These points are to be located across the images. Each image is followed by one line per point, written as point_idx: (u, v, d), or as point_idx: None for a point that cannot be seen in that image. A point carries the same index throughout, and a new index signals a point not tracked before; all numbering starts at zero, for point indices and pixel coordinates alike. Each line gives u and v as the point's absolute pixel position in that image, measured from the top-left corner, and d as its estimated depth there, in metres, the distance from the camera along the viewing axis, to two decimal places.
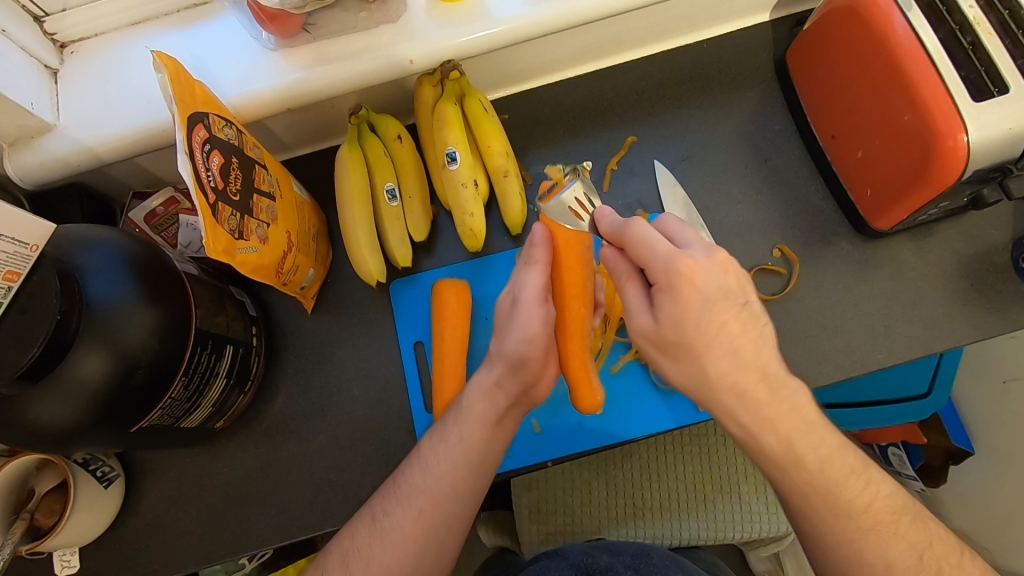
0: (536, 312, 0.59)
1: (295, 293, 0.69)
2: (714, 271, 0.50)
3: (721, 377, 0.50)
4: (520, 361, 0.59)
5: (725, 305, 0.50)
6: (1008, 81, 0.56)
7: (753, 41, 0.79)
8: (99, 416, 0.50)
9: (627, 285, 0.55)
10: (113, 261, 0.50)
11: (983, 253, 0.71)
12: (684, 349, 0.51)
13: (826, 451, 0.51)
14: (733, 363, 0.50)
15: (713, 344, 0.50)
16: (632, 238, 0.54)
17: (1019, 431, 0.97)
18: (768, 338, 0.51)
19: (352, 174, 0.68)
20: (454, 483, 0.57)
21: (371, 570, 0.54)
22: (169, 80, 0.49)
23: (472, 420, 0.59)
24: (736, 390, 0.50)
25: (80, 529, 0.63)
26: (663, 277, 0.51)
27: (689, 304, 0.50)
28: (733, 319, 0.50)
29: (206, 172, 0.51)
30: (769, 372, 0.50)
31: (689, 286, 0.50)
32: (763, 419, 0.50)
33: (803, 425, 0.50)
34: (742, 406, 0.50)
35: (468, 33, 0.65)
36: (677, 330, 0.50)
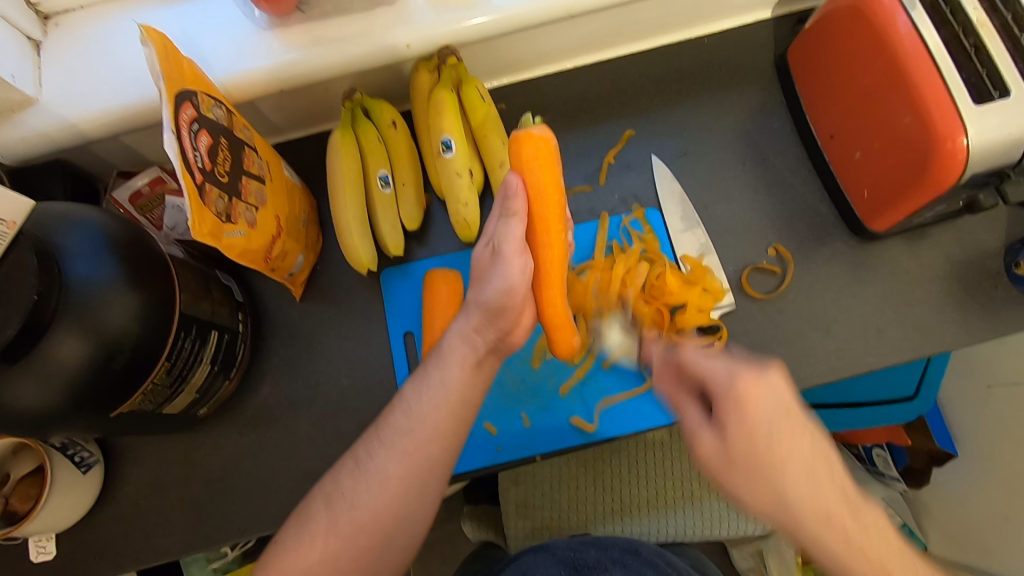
0: (517, 263, 0.55)
1: (283, 279, 0.68)
2: (775, 388, 0.48)
3: (797, 500, 0.47)
4: (499, 309, 0.56)
5: (791, 427, 0.48)
6: (1010, 85, 0.56)
7: (755, 38, 0.78)
8: (76, 400, 0.48)
9: (686, 404, 0.54)
10: (94, 242, 0.48)
11: (976, 258, 0.71)
12: (752, 463, 0.48)
13: (883, 539, 0.46)
14: (811, 480, 0.47)
15: (786, 457, 0.47)
16: (687, 361, 0.54)
17: (1003, 436, 0.98)
18: (832, 454, 0.48)
19: (344, 160, 0.66)
20: (438, 425, 0.56)
21: (356, 511, 0.54)
22: (156, 56, 0.47)
23: (453, 363, 0.58)
24: (819, 512, 0.46)
25: (57, 516, 0.62)
26: (722, 390, 0.49)
27: (755, 420, 0.48)
28: (802, 440, 0.48)
29: (193, 152, 0.50)
30: (847, 490, 0.47)
31: (751, 406, 0.48)
32: (852, 545, 0.46)
33: (895, 550, 0.46)
34: (828, 530, 0.46)
35: (467, 18, 0.63)
36: (746, 448, 0.48)
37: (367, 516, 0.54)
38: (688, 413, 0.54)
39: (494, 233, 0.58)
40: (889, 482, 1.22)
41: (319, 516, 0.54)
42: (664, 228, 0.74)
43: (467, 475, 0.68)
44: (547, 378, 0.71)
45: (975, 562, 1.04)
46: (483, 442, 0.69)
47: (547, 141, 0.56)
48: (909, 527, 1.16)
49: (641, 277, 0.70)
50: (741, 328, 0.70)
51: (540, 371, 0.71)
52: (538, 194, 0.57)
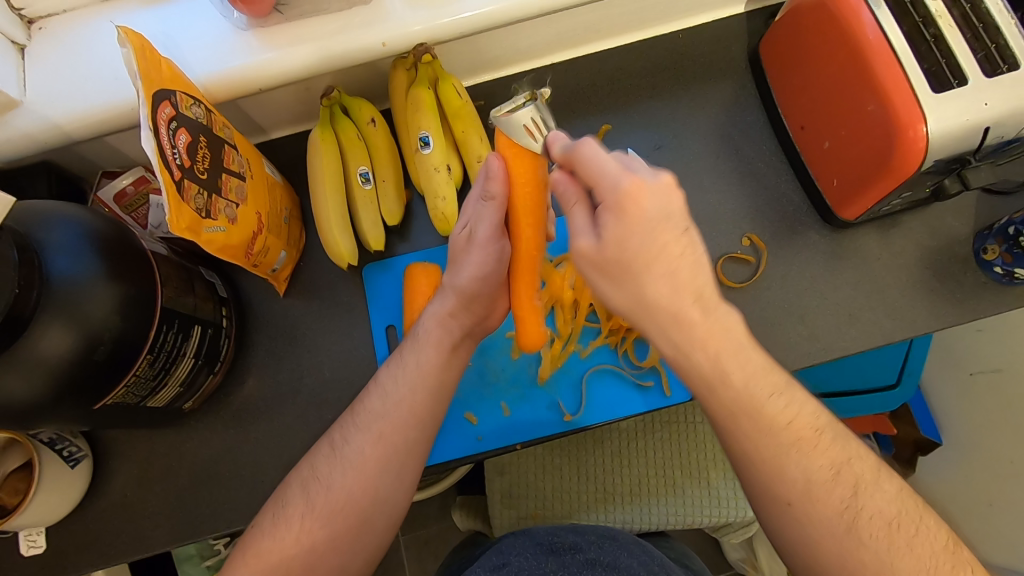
0: (494, 249, 0.62)
1: (266, 275, 0.69)
2: (661, 191, 0.45)
3: (658, 305, 0.46)
4: (472, 295, 0.62)
5: (669, 235, 0.45)
6: (967, 73, 0.57)
7: (728, 33, 0.79)
8: (60, 392, 0.49)
9: (574, 208, 0.50)
10: (76, 237, 0.50)
11: (946, 245, 0.73)
12: (623, 268, 0.46)
13: (751, 367, 0.47)
14: (670, 288, 0.45)
15: (659, 254, 0.45)
16: (581, 158, 0.48)
17: (984, 421, 0.99)
18: (706, 259, 0.46)
19: (324, 157, 0.68)
20: (412, 407, 0.58)
21: (333, 493, 0.55)
22: (134, 56, 0.48)
23: (429, 346, 0.61)
24: (671, 313, 0.46)
25: (46, 509, 0.63)
26: (610, 197, 0.46)
27: (634, 228, 0.45)
28: (678, 246, 0.45)
29: (171, 149, 0.51)
30: (705, 297, 0.46)
31: (635, 208, 0.45)
32: (695, 339, 0.46)
33: (732, 343, 0.47)
34: (675, 329, 0.46)
35: (440, 17, 0.65)
36: (618, 249, 0.46)
37: (344, 497, 0.55)
38: (578, 216, 0.50)
39: (470, 218, 0.63)
40: None
41: (295, 500, 0.55)
42: None
43: (449, 463, 0.70)
44: (527, 367, 0.72)
45: (961, 548, 1.05)
46: (464, 432, 0.71)
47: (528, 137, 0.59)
48: None
49: None
50: None
51: (520, 361, 0.72)
52: (519, 188, 0.59)
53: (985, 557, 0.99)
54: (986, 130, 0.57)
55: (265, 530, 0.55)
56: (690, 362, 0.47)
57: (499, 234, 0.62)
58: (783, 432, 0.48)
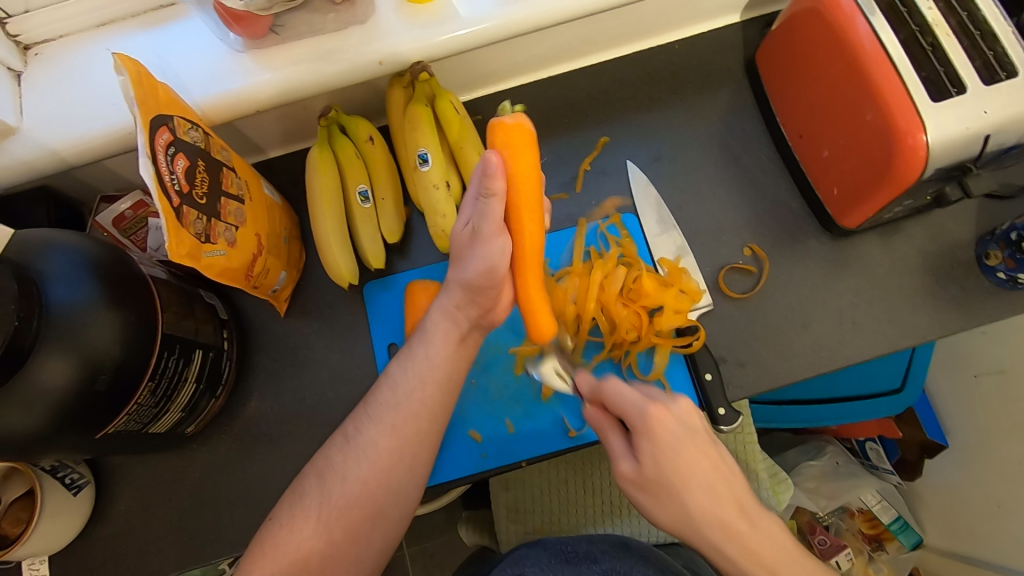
0: (497, 245, 0.55)
1: (266, 296, 0.69)
2: (681, 415, 0.54)
3: (703, 514, 0.52)
4: (480, 287, 0.57)
5: (698, 450, 0.53)
6: (964, 80, 0.57)
7: (724, 42, 0.79)
8: (60, 422, 0.49)
9: (608, 434, 0.58)
10: (74, 266, 0.49)
11: (947, 250, 0.73)
12: (663, 488, 0.53)
13: (797, 568, 0.52)
14: (711, 498, 0.52)
15: (694, 476, 0.52)
16: (607, 392, 0.57)
17: (991, 424, 0.98)
18: (737, 473, 0.54)
19: (323, 177, 0.68)
20: (425, 399, 0.58)
21: (348, 485, 0.55)
22: (130, 83, 0.48)
23: (437, 339, 0.60)
24: (717, 522, 0.52)
25: (49, 537, 0.63)
26: (639, 421, 0.54)
27: (666, 448, 0.53)
28: (705, 457, 0.53)
29: (169, 175, 0.51)
30: (742, 502, 0.53)
31: (662, 429, 0.53)
32: (747, 549, 0.52)
33: (782, 551, 0.52)
34: (726, 538, 0.52)
35: (435, 35, 0.65)
36: (656, 469, 0.53)
37: (359, 489, 0.56)
38: (613, 439, 0.58)
39: (471, 213, 0.56)
40: (883, 476, 1.22)
41: (311, 493, 0.56)
42: (640, 232, 0.75)
43: (454, 481, 0.69)
44: (530, 382, 0.72)
45: (971, 552, 1.04)
46: (469, 448, 0.70)
47: (523, 129, 0.54)
48: (906, 520, 1.17)
49: (619, 281, 0.71)
50: (720, 328, 0.72)
51: (523, 377, 0.72)
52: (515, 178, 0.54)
53: (995, 561, 0.99)
54: (986, 138, 0.57)
55: (284, 517, 0.55)
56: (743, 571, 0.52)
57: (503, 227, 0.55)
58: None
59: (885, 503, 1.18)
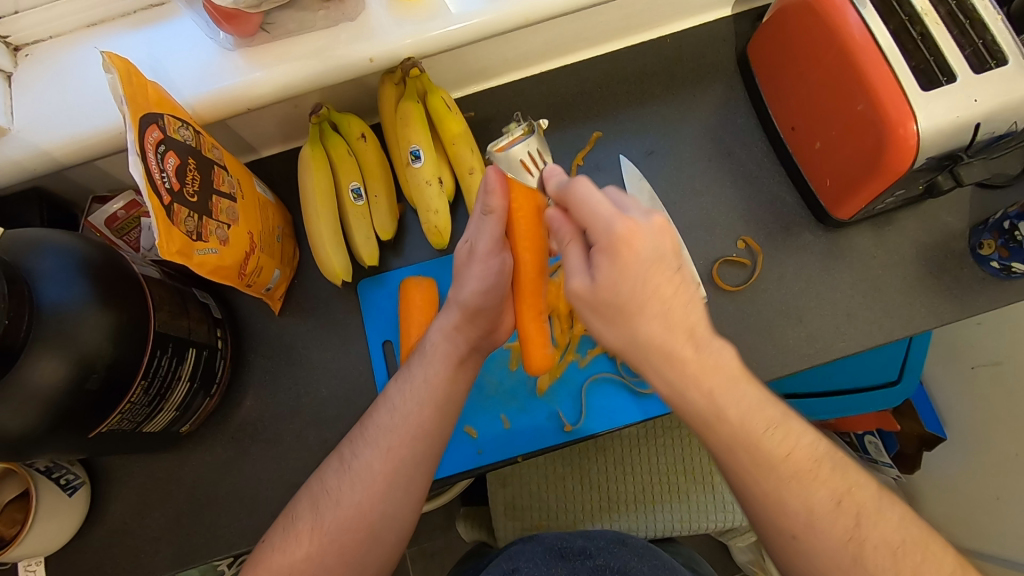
0: (494, 262, 0.60)
1: (260, 294, 0.69)
2: (655, 235, 0.48)
3: (648, 341, 0.49)
4: (479, 309, 0.60)
5: (661, 275, 0.48)
6: (954, 69, 0.57)
7: (715, 36, 0.79)
8: (52, 422, 0.49)
9: (568, 246, 0.52)
10: (65, 265, 0.49)
11: (941, 240, 0.73)
12: (619, 307, 0.48)
13: (746, 404, 0.49)
14: (661, 326, 0.48)
15: (653, 299, 0.48)
16: (574, 198, 0.51)
17: (988, 415, 0.98)
18: (700, 301, 0.49)
19: (315, 174, 0.68)
20: (421, 421, 0.58)
21: (342, 508, 0.55)
22: (119, 81, 0.48)
23: (435, 361, 0.60)
24: (662, 350, 0.48)
25: (44, 538, 0.63)
26: (604, 239, 0.49)
27: (626, 270, 0.48)
28: (668, 282, 0.48)
29: (160, 173, 0.51)
30: (694, 330, 0.49)
31: (627, 250, 0.47)
32: (687, 375, 0.48)
33: (723, 378, 0.49)
34: (669, 365, 0.48)
35: (426, 31, 0.65)
36: (616, 290, 0.48)
37: (353, 512, 0.55)
38: (573, 263, 0.51)
39: (470, 233, 0.62)
40: (882, 469, 1.22)
41: (305, 516, 0.55)
42: None
43: (451, 478, 0.69)
44: (525, 378, 0.72)
45: (970, 543, 1.04)
46: (465, 445, 0.70)
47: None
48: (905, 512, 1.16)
49: None
50: (715, 321, 0.72)
51: (518, 372, 0.72)
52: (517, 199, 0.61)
53: (994, 552, 0.99)
54: (976, 127, 0.57)
55: (278, 540, 0.55)
56: (684, 399, 0.49)
57: (500, 246, 0.61)
58: (783, 466, 0.49)
59: None
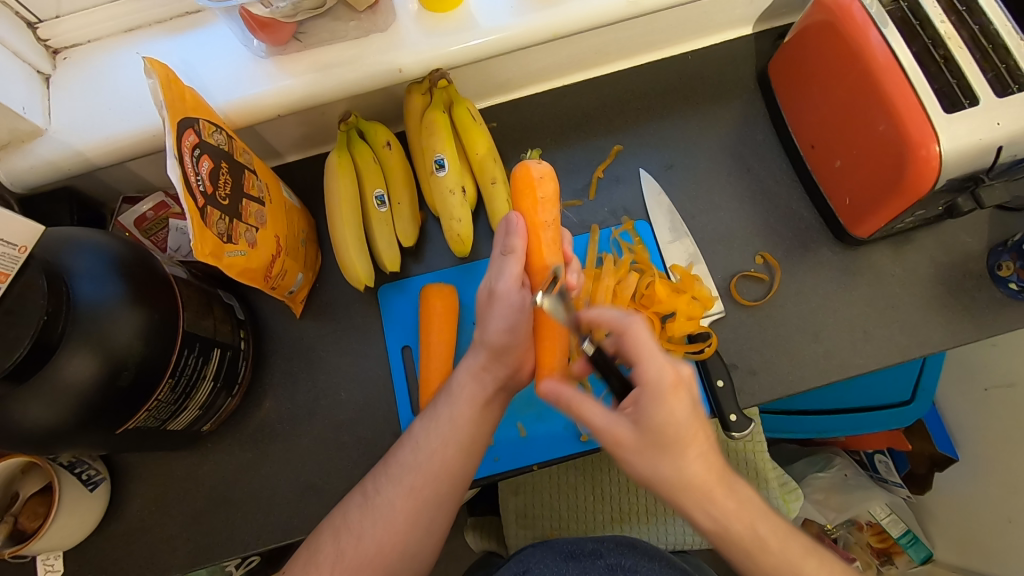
0: (514, 299, 0.59)
1: (283, 297, 0.70)
2: (692, 383, 0.52)
3: (694, 480, 0.51)
4: (504, 347, 0.60)
5: (701, 420, 0.52)
6: (977, 92, 0.58)
7: (736, 53, 0.80)
8: (81, 417, 0.50)
9: (589, 402, 0.55)
10: (100, 263, 0.50)
11: (959, 261, 0.73)
12: (667, 447, 0.50)
13: (783, 534, 0.52)
14: (704, 467, 0.51)
15: (693, 442, 0.51)
16: (629, 337, 0.53)
17: (1002, 436, 0.98)
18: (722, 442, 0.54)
19: (340, 180, 0.69)
20: (444, 462, 0.58)
21: (363, 545, 0.55)
22: (160, 86, 0.50)
23: (462, 402, 0.60)
24: (703, 490, 0.51)
25: (64, 533, 0.63)
26: (653, 382, 0.51)
27: (674, 411, 0.50)
28: (703, 430, 0.52)
29: (195, 176, 0.52)
30: (725, 474, 0.52)
31: (675, 395, 0.50)
32: (726, 513, 0.51)
33: (760, 514, 0.52)
34: (706, 502, 0.51)
35: (454, 43, 0.66)
36: (660, 432, 0.50)
37: (374, 550, 0.56)
38: (594, 411, 0.54)
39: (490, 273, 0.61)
40: (893, 489, 1.21)
41: (326, 548, 0.56)
42: (653, 239, 0.76)
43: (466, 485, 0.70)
44: None
45: (980, 567, 1.03)
46: None
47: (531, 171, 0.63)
48: (915, 533, 1.16)
49: (631, 287, 0.72)
50: (731, 334, 0.72)
51: None
52: (538, 230, 0.63)
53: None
54: (998, 149, 0.58)
55: (299, 565, 0.55)
56: (727, 534, 0.52)
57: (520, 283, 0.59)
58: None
59: (895, 516, 1.15)
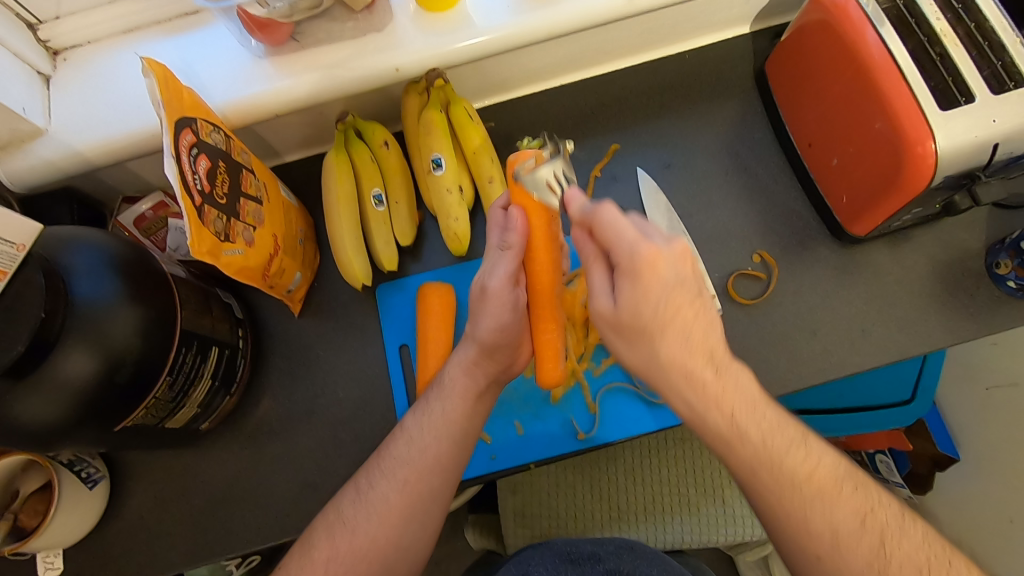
0: (507, 297, 0.61)
1: (281, 296, 0.70)
2: (676, 260, 0.50)
3: (671, 360, 0.50)
4: (494, 345, 0.61)
5: (683, 299, 0.50)
6: (973, 89, 0.58)
7: (734, 52, 0.81)
8: (80, 414, 0.50)
9: (592, 269, 0.56)
10: (99, 261, 0.51)
11: (957, 259, 0.73)
12: (641, 329, 0.51)
13: (766, 423, 0.50)
14: (682, 346, 0.50)
15: (670, 326, 0.50)
16: (600, 222, 0.53)
17: (1003, 436, 0.97)
18: (718, 321, 0.51)
19: (338, 179, 0.69)
20: (437, 455, 0.59)
21: (357, 538, 0.56)
22: (157, 86, 0.50)
23: (454, 395, 0.61)
24: (683, 370, 0.50)
25: (64, 530, 0.64)
26: (627, 263, 0.51)
27: (650, 294, 0.50)
28: (688, 309, 0.50)
29: (192, 175, 0.52)
30: (716, 354, 0.51)
31: (650, 274, 0.49)
32: (708, 398, 0.50)
33: (745, 400, 0.50)
34: (689, 386, 0.50)
35: (451, 43, 0.66)
36: (635, 312, 0.51)
37: (369, 544, 0.56)
38: (596, 282, 0.55)
39: (485, 266, 0.62)
40: (894, 489, 1.21)
41: (321, 544, 0.56)
42: None
43: (464, 483, 0.70)
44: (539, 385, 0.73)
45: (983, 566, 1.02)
46: (478, 451, 0.71)
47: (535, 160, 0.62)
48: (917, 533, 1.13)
49: None
50: (729, 333, 0.72)
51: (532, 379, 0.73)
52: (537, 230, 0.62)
53: None
54: (995, 147, 0.58)
55: (294, 561, 0.56)
56: (705, 421, 0.51)
57: (513, 280, 0.61)
58: (804, 486, 0.49)
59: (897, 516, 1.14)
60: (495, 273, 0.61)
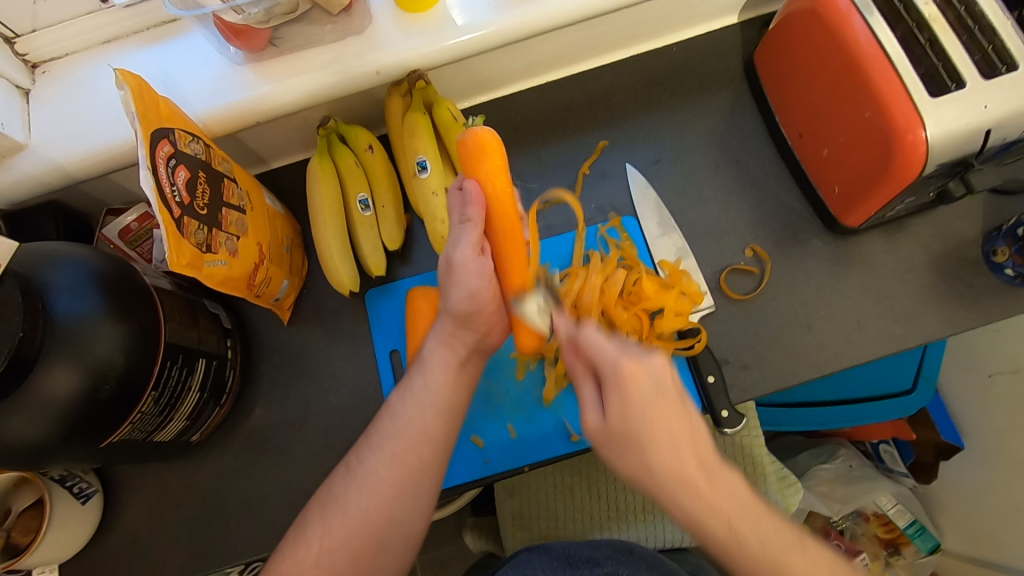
0: (476, 265, 0.59)
1: (269, 304, 0.69)
2: (657, 371, 0.50)
3: (665, 474, 0.47)
4: (468, 315, 0.60)
5: (667, 408, 0.48)
6: (963, 74, 0.57)
7: (722, 43, 0.79)
8: (64, 431, 0.50)
9: (582, 385, 0.54)
10: (81, 277, 0.50)
11: (954, 247, 0.72)
12: (629, 440, 0.48)
13: (753, 516, 0.46)
14: (675, 456, 0.47)
15: (662, 424, 0.47)
16: (584, 343, 0.53)
17: (1008, 424, 0.96)
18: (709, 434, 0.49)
19: (322, 184, 0.68)
20: (425, 428, 0.57)
21: (349, 515, 0.55)
22: (132, 98, 0.49)
23: (436, 367, 0.60)
24: (678, 480, 0.46)
25: (58, 545, 0.63)
26: (609, 373, 0.50)
27: (636, 396, 0.48)
28: (678, 419, 0.48)
29: (170, 187, 0.51)
30: (706, 459, 0.48)
31: (632, 383, 0.49)
32: (705, 504, 0.46)
33: (739, 503, 0.46)
34: (686, 494, 0.46)
35: (432, 43, 0.66)
36: (623, 422, 0.49)
37: (360, 520, 0.55)
38: (586, 400, 0.53)
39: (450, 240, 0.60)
40: (899, 480, 1.19)
41: (314, 524, 0.55)
42: (641, 235, 0.75)
43: (458, 486, 0.70)
44: (532, 387, 0.72)
45: (991, 556, 1.01)
46: (471, 454, 0.70)
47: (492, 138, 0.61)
48: (921, 522, 1.13)
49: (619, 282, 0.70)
50: (723, 329, 0.71)
51: (524, 382, 0.72)
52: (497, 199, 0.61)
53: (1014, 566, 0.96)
54: (987, 132, 0.56)
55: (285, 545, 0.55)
56: (706, 530, 0.46)
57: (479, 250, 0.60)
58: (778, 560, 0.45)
59: (901, 507, 1.14)
60: (460, 248, 0.59)
